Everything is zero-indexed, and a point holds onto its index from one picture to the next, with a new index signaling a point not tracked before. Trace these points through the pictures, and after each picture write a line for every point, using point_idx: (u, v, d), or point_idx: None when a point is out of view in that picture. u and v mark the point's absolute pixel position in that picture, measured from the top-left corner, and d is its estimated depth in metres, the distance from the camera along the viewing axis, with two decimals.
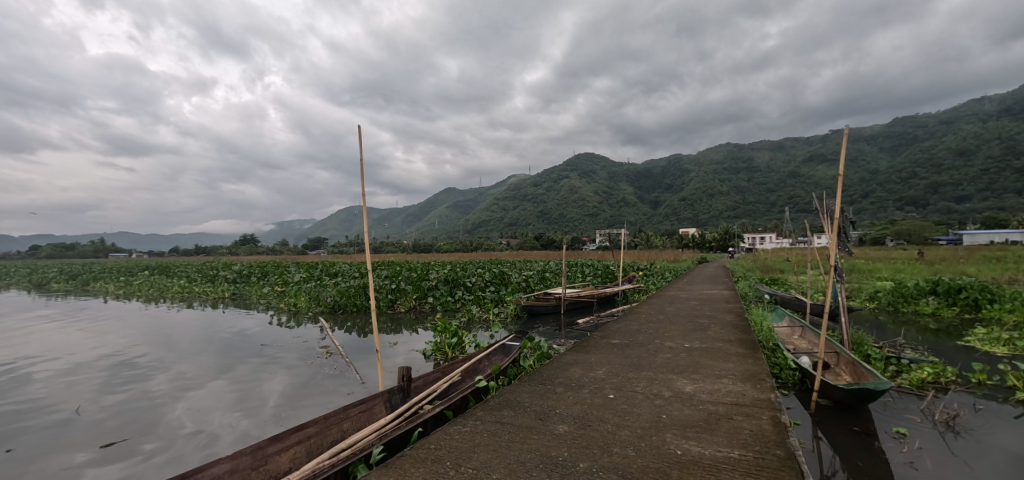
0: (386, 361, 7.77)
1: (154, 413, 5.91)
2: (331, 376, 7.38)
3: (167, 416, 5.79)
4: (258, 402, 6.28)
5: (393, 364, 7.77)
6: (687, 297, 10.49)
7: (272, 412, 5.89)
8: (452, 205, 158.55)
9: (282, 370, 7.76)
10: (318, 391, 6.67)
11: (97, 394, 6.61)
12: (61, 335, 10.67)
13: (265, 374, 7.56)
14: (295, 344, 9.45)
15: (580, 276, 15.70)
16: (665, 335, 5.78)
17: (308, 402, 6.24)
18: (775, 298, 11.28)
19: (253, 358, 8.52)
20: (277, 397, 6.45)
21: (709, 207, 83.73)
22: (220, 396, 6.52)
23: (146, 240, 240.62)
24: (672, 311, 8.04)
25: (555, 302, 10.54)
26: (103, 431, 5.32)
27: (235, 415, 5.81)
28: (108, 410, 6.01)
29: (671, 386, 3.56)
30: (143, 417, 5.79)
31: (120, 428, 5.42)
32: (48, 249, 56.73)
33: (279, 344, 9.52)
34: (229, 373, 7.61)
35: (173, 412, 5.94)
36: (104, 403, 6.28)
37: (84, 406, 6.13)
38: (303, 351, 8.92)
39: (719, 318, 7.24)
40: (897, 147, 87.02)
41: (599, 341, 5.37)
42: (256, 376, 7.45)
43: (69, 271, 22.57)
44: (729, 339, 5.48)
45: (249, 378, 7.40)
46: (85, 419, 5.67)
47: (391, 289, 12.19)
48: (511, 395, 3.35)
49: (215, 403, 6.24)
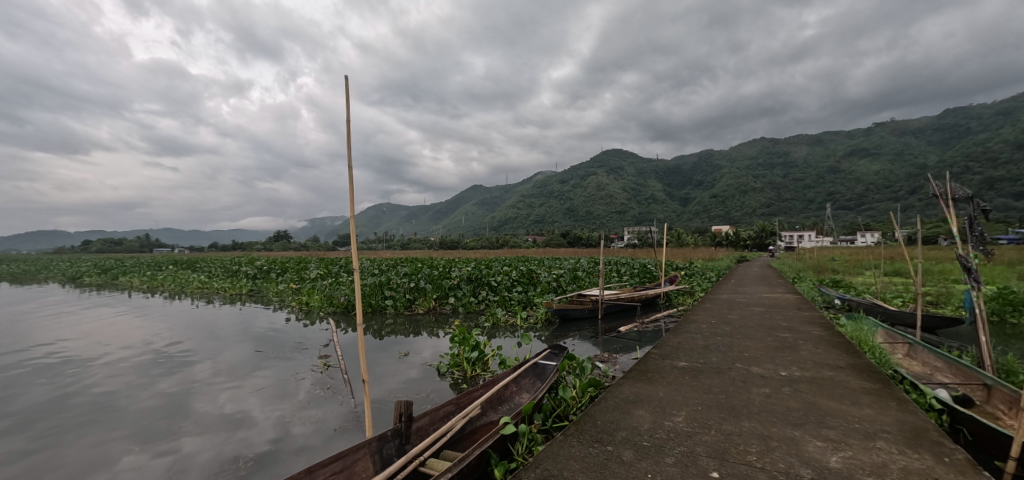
0: (407, 366, 6.87)
1: (191, 403, 5.53)
2: (348, 375, 6.62)
3: (204, 408, 5.38)
4: (287, 394, 5.86)
5: (413, 367, 6.86)
6: (748, 302, 8.97)
7: (292, 415, 5.18)
8: (478, 203, 158.84)
9: (305, 363, 7.26)
10: (342, 390, 6.00)
11: (138, 382, 6.34)
12: (78, 325, 10.34)
13: (286, 371, 6.86)
14: (311, 342, 8.74)
15: (615, 275, 14.36)
16: (746, 355, 4.45)
17: (337, 396, 5.75)
18: (850, 303, 9.59)
19: (282, 351, 8.07)
20: (305, 391, 5.97)
21: (741, 203, 78.77)
22: (255, 389, 6.03)
23: (190, 236, 254.11)
24: (739, 320, 6.64)
25: (591, 306, 9.32)
26: (146, 421, 5.00)
27: (267, 412, 5.24)
28: (152, 398, 5.70)
29: (802, 454, 2.30)
30: (183, 407, 5.42)
31: (164, 416, 5.15)
32: (98, 244, 59.88)
33: (281, 348, 8.26)
34: (262, 365, 7.15)
35: (211, 403, 5.55)
36: (146, 391, 5.99)
37: (128, 394, 5.87)
38: (322, 347, 8.30)
39: (803, 332, 5.77)
40: (949, 141, 80.21)
41: (660, 365, 4.08)
42: (285, 368, 6.99)
43: (102, 266, 23.01)
44: (839, 365, 4.07)
45: (275, 373, 6.78)
46: (130, 407, 5.41)
47: (410, 287, 11.20)
48: (555, 469, 2.14)
49: (250, 397, 5.74)
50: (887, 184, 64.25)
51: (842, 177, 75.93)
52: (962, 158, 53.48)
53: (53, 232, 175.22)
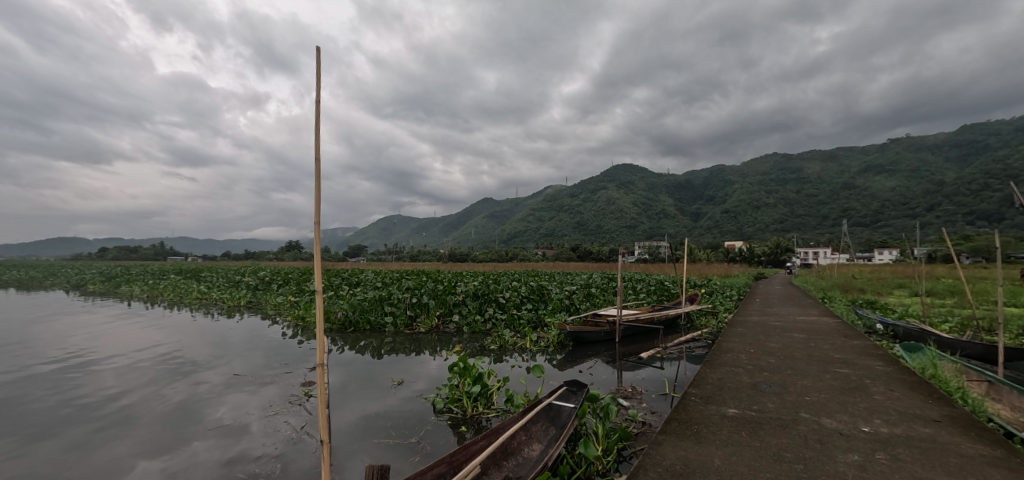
0: (411, 383, 6.19)
1: (194, 412, 5.02)
2: (347, 388, 5.98)
3: (200, 418, 4.82)
4: (290, 403, 5.36)
5: (418, 386, 6.15)
6: (783, 326, 8.03)
7: (295, 425, 4.67)
8: (488, 216, 158.18)
9: (306, 373, 6.73)
10: (346, 400, 5.45)
11: (147, 386, 5.94)
12: (75, 332, 9.98)
13: (284, 383, 6.22)
14: (313, 353, 8.18)
15: (632, 293, 13.48)
16: (816, 400, 3.63)
17: (338, 407, 5.20)
18: (894, 328, 8.63)
19: (286, 360, 7.58)
20: (307, 402, 5.44)
21: (754, 219, 76.47)
22: (259, 399, 5.47)
23: (204, 246, 258.88)
24: (784, 350, 5.78)
25: (607, 328, 8.52)
26: (151, 427, 4.56)
27: (270, 423, 4.72)
28: (157, 403, 5.25)
29: None
30: (185, 416, 4.89)
31: (170, 419, 4.79)
32: (114, 251, 60.75)
33: (283, 358, 7.72)
34: (266, 374, 6.67)
35: (213, 411, 5.04)
36: (149, 393, 5.61)
37: (130, 399, 5.41)
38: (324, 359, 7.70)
39: (865, 367, 4.88)
40: (968, 158, 77.66)
41: (705, 413, 3.31)
42: (289, 377, 6.52)
43: (107, 273, 22.92)
44: (933, 418, 3.24)
45: (275, 384, 6.18)
46: (137, 411, 4.98)
47: (411, 303, 10.50)
48: None
49: (256, 405, 5.26)
50: (903, 200, 62.49)
51: (857, 193, 74.16)
52: (981, 175, 51.14)
53: (73, 238, 179.54)
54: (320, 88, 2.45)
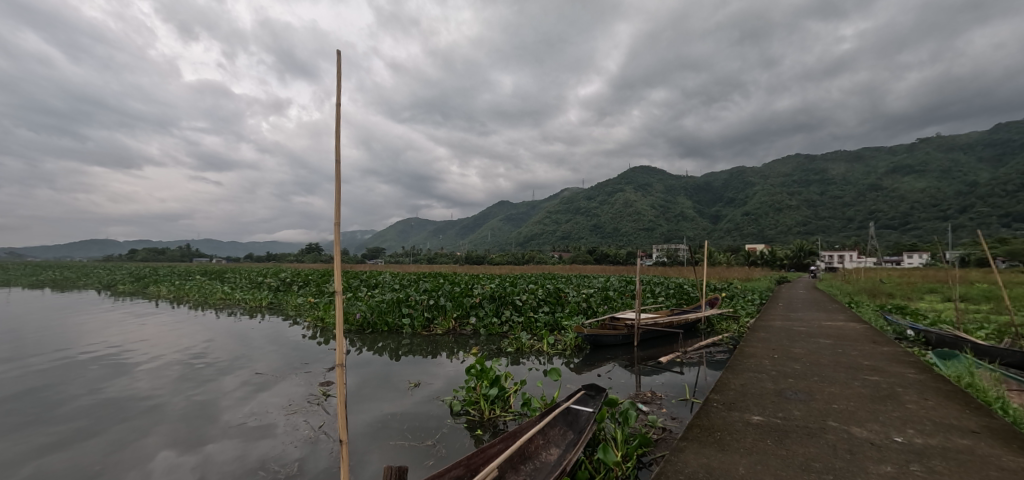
0: (426, 386, 6.15)
1: (213, 409, 5.11)
2: (364, 390, 5.99)
3: (217, 417, 4.86)
4: (305, 404, 5.39)
5: (433, 389, 6.11)
6: (807, 332, 7.82)
7: (310, 425, 4.71)
8: (504, 219, 158.25)
9: (323, 374, 6.80)
10: (362, 402, 5.48)
11: (170, 384, 6.06)
12: (109, 330, 10.43)
13: (302, 383, 6.28)
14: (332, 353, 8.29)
15: (650, 296, 13.35)
16: (848, 410, 3.45)
17: (354, 408, 5.24)
18: (926, 335, 8.28)
19: (304, 360, 7.67)
20: (324, 402, 5.49)
21: (776, 221, 74.37)
22: (280, 398, 5.54)
23: (229, 247, 266.33)
24: (811, 357, 5.58)
25: (625, 332, 8.45)
26: (173, 423, 4.66)
27: (291, 422, 4.76)
28: (181, 400, 5.38)
29: None
30: (204, 413, 4.99)
31: (193, 416, 4.89)
32: (142, 253, 62.70)
33: (303, 357, 7.87)
34: (286, 374, 6.76)
35: (231, 410, 5.09)
36: (171, 391, 5.74)
37: (157, 394, 5.59)
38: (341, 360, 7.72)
39: (898, 375, 4.68)
40: (1003, 157, 74.32)
41: (727, 420, 3.22)
42: (306, 378, 6.58)
43: (136, 274, 23.73)
44: (970, 429, 3.09)
45: (296, 383, 6.28)
46: (162, 408, 5.12)
47: (429, 306, 10.61)
48: None
49: (277, 404, 5.35)
50: (934, 202, 60.17)
51: (884, 194, 71.77)
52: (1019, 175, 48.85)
53: (102, 239, 186.86)
54: (339, 92, 2.49)
